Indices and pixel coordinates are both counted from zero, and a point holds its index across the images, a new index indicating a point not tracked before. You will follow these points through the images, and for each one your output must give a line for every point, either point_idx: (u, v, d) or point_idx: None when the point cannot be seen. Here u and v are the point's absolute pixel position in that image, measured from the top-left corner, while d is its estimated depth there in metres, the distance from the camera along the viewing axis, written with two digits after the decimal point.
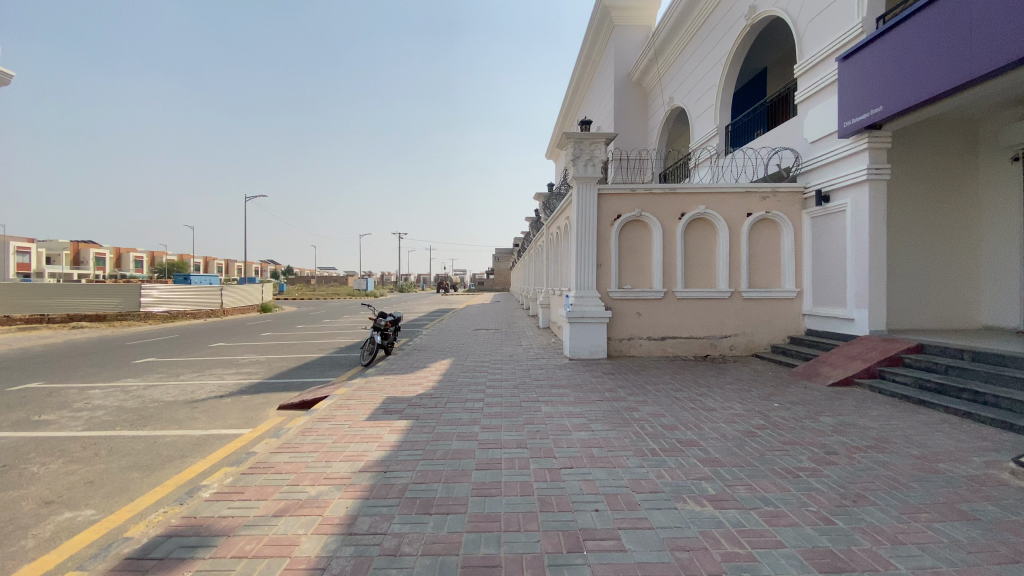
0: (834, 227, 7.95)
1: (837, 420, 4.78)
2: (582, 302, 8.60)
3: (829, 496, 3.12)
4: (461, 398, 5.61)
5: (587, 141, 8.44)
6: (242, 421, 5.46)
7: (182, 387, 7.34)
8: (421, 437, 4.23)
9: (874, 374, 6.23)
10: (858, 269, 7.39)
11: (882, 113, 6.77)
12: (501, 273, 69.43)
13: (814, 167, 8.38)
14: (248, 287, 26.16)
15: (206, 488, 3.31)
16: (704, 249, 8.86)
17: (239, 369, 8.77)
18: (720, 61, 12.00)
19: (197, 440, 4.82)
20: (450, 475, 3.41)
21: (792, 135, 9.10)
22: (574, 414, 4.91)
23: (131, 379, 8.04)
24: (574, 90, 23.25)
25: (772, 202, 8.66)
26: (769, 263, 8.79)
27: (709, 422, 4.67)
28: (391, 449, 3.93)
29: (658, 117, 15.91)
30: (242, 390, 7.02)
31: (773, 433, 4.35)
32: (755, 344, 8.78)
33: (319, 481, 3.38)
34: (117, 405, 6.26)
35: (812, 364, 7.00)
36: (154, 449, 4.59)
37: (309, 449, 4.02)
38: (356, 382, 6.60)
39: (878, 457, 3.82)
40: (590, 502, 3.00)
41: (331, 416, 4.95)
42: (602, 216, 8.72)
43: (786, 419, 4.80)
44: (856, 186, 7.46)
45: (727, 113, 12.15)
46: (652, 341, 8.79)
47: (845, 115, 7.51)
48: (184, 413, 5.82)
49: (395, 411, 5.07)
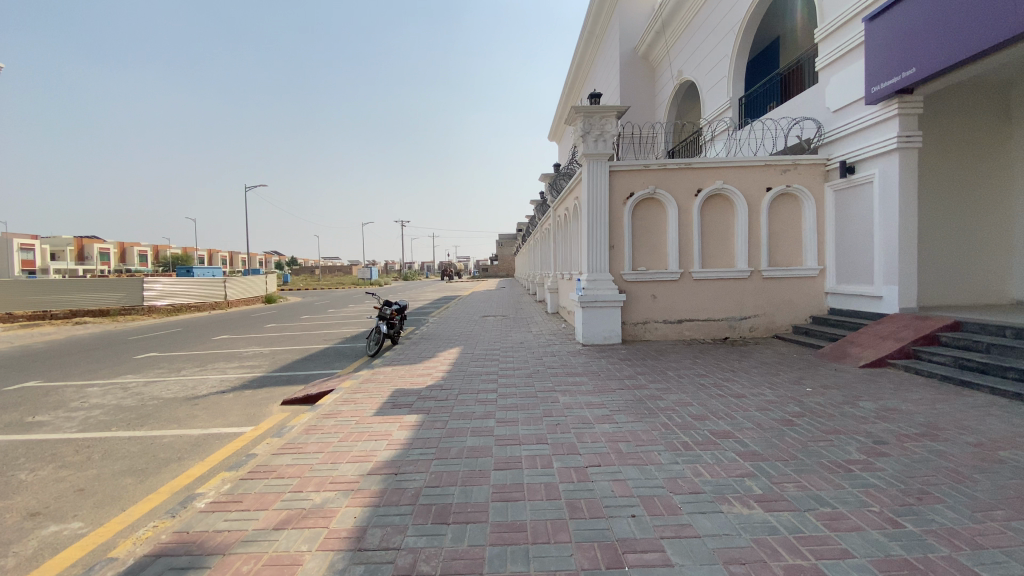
0: (860, 200, 7.56)
1: (878, 405, 4.45)
2: (594, 286, 8.24)
3: (889, 495, 2.81)
4: (473, 388, 5.31)
5: (597, 114, 8.04)
6: (244, 418, 5.17)
7: (182, 383, 7.08)
8: (433, 434, 3.93)
9: (908, 354, 5.88)
10: (887, 244, 7.00)
11: (914, 75, 6.28)
12: (505, 259, 69.35)
13: (838, 138, 7.95)
14: (252, 278, 25.91)
15: (202, 497, 3.03)
16: (721, 226, 8.47)
17: (243, 362, 8.51)
18: (732, 30, 11.47)
19: (195, 441, 4.53)
20: (467, 477, 3.11)
21: (813, 104, 8.63)
22: (594, 404, 4.60)
23: (131, 375, 7.77)
24: (579, 67, 22.62)
25: (793, 175, 8.24)
26: (790, 240, 8.42)
27: (741, 410, 4.35)
28: (402, 448, 3.63)
29: (666, 92, 15.37)
30: (245, 385, 6.76)
31: (812, 421, 4.03)
32: (776, 326, 8.43)
33: (324, 487, 3.09)
34: (115, 404, 6.01)
35: (840, 345, 6.65)
36: (150, 452, 4.32)
37: (314, 449, 3.73)
38: (362, 373, 6.33)
39: (931, 447, 3.49)
40: (625, 507, 2.69)
41: (337, 412, 4.65)
42: (614, 195, 8.34)
43: (823, 405, 4.47)
44: (884, 155, 7.04)
45: (740, 85, 11.64)
46: (668, 325, 8.46)
47: (873, 80, 7.02)
48: (183, 411, 5.56)
49: (404, 405, 4.77)
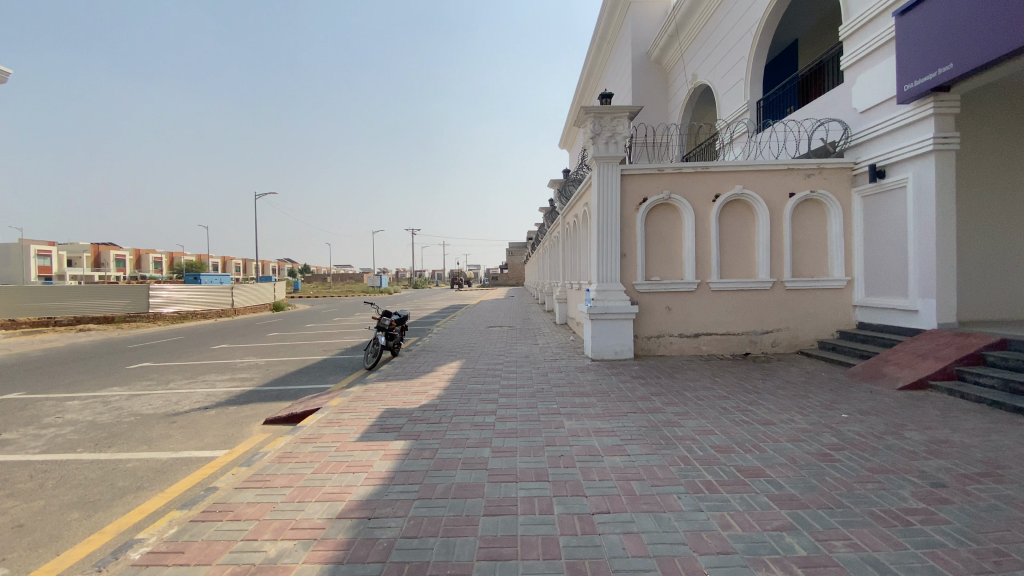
0: (892, 206, 7.00)
1: (927, 436, 3.88)
2: (604, 296, 7.74)
3: (961, 559, 2.28)
4: (470, 410, 4.84)
5: (608, 115, 7.60)
6: (220, 440, 4.73)
7: (166, 397, 6.68)
8: (418, 466, 3.45)
9: (951, 375, 5.28)
10: (923, 253, 6.45)
11: (952, 71, 5.73)
12: (515, 267, 69.08)
13: (867, 140, 7.42)
14: (260, 286, 25.67)
15: (139, 545, 2.59)
16: (740, 233, 7.96)
17: (234, 374, 8.12)
18: (750, 31, 10.97)
19: (160, 468, 4.10)
20: (450, 525, 2.64)
21: (839, 104, 8.11)
22: (603, 432, 4.11)
23: (116, 388, 7.40)
24: (590, 72, 22.28)
25: (818, 180, 7.72)
26: (814, 249, 7.89)
27: (770, 442, 3.83)
28: (382, 484, 3.18)
29: (680, 96, 14.90)
30: (231, 400, 6.35)
31: (854, 457, 3.50)
32: (800, 340, 7.88)
33: (283, 534, 2.63)
34: (89, 421, 5.63)
35: (872, 364, 6.07)
36: (109, 480, 3.91)
37: (282, 483, 3.28)
38: (353, 390, 5.87)
39: (1000, 490, 2.93)
40: (639, 572, 2.20)
41: (317, 436, 4.20)
42: (626, 200, 7.88)
43: (863, 436, 3.93)
44: (919, 158, 6.49)
45: (758, 88, 11.12)
46: (683, 338, 7.94)
47: (905, 78, 6.47)
48: (158, 431, 5.14)
49: (392, 429, 4.31)
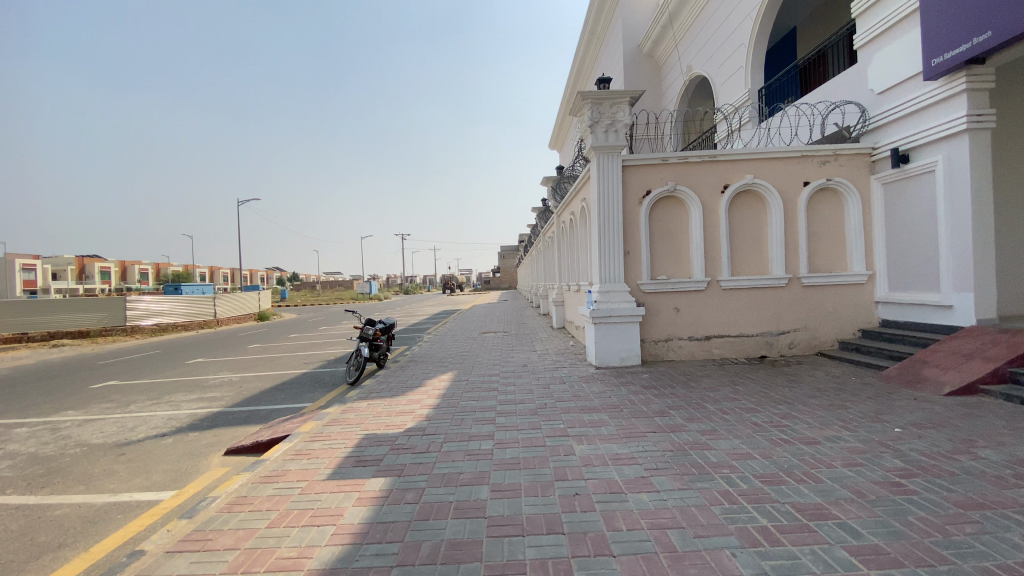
0: (918, 193, 6.43)
1: (1007, 455, 3.27)
2: (608, 298, 7.10)
3: None
4: (463, 434, 4.17)
5: (607, 101, 6.99)
6: (170, 478, 4.02)
7: (122, 423, 5.92)
8: (399, 516, 2.77)
9: (1004, 378, 4.69)
10: (957, 243, 5.88)
11: (991, 40, 5.12)
12: (508, 271, 68.42)
13: (887, 122, 6.86)
14: (245, 295, 24.83)
15: None
16: (752, 226, 7.37)
17: (204, 393, 7.36)
18: (748, 16, 10.38)
19: (91, 517, 3.38)
20: None
21: (854, 85, 7.54)
22: (622, 459, 3.46)
23: (70, 412, 6.64)
24: (580, 68, 21.78)
25: (834, 168, 7.15)
26: (831, 241, 7.32)
27: (824, 467, 3.21)
28: (352, 544, 2.50)
29: (675, 88, 14.33)
30: (195, 424, 5.62)
31: (931, 487, 2.87)
32: (818, 341, 7.29)
33: None
34: (28, 454, 4.87)
35: (909, 366, 5.48)
36: (27, 534, 3.18)
37: (227, 544, 2.59)
38: (331, 411, 5.19)
39: None
40: None
41: (281, 473, 3.52)
42: (629, 193, 7.25)
43: (931, 457, 3.31)
44: (948, 139, 5.93)
45: (759, 75, 10.54)
46: (694, 342, 7.32)
47: (934, 51, 5.87)
48: (102, 466, 4.41)
49: (372, 462, 3.63)
